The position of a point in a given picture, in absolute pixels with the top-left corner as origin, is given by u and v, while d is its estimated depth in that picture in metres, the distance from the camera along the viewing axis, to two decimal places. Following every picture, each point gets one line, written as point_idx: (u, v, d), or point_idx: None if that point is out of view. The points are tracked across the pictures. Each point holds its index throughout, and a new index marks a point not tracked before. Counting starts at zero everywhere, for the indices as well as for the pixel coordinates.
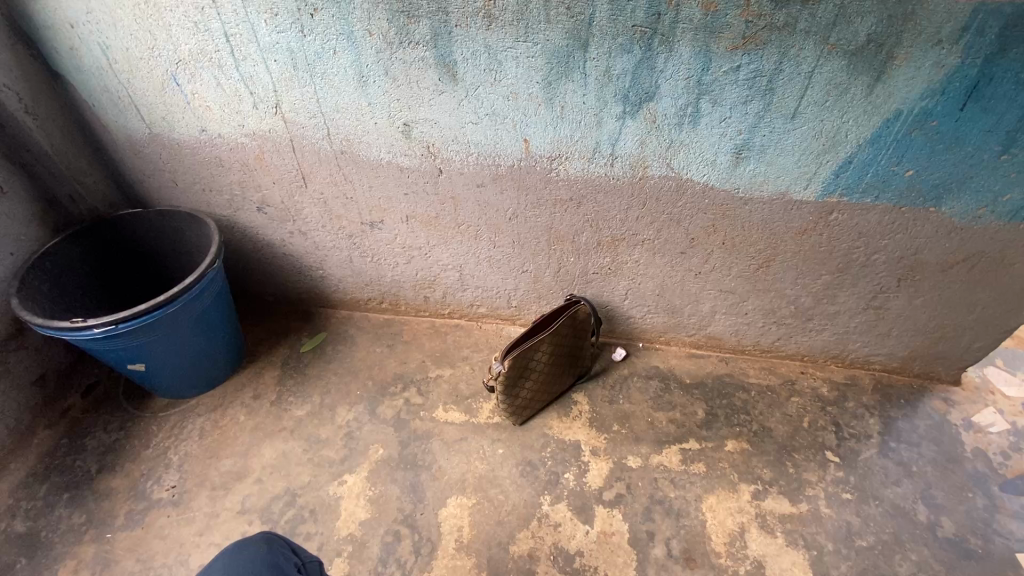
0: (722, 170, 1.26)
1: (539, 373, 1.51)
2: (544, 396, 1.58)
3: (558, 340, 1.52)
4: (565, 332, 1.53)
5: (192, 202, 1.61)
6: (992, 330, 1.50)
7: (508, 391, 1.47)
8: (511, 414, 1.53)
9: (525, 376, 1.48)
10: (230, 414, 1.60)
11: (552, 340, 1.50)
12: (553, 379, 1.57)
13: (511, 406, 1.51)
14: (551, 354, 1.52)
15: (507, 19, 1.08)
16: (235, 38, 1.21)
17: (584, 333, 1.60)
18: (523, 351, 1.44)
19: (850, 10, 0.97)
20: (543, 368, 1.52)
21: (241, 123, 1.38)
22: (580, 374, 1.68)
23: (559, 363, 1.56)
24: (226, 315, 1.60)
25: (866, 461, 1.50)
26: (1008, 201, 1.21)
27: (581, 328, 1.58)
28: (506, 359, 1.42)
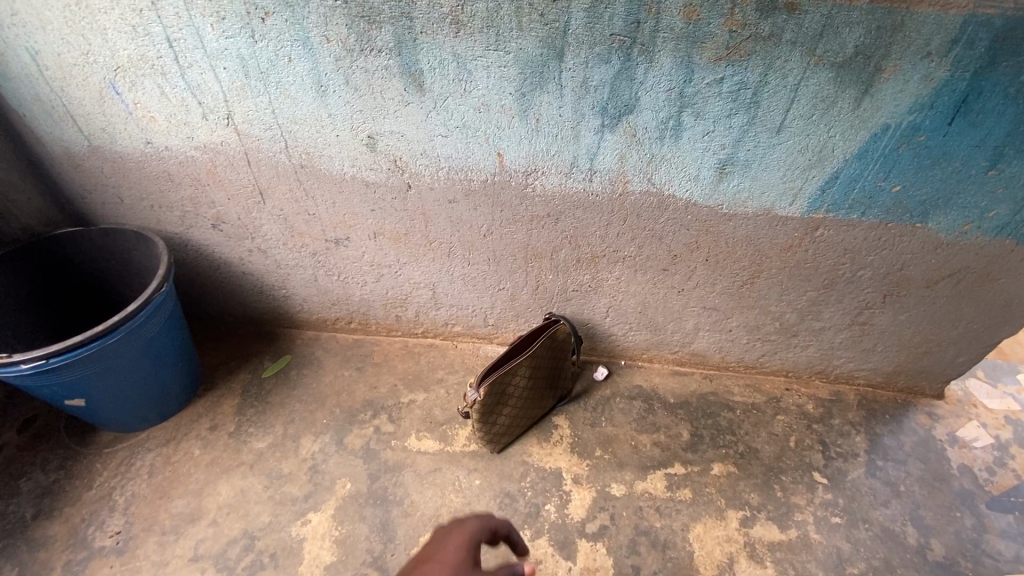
0: (706, 185, 1.20)
1: (518, 396, 1.43)
2: (523, 421, 1.50)
3: (537, 360, 1.44)
4: (543, 351, 1.45)
5: (140, 220, 1.49)
6: (976, 344, 1.48)
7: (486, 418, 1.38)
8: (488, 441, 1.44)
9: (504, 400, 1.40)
10: (184, 448, 1.48)
11: (531, 360, 1.42)
12: (531, 403, 1.49)
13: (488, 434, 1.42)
14: (528, 376, 1.43)
15: (476, 26, 1.01)
16: (179, 42, 1.11)
17: (562, 353, 1.53)
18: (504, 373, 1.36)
19: (838, 21, 0.92)
20: (523, 390, 1.44)
21: (190, 135, 1.27)
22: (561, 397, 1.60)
23: (538, 387, 1.48)
24: (178, 341, 1.49)
25: (854, 482, 1.46)
26: (995, 217, 1.18)
27: (559, 348, 1.51)
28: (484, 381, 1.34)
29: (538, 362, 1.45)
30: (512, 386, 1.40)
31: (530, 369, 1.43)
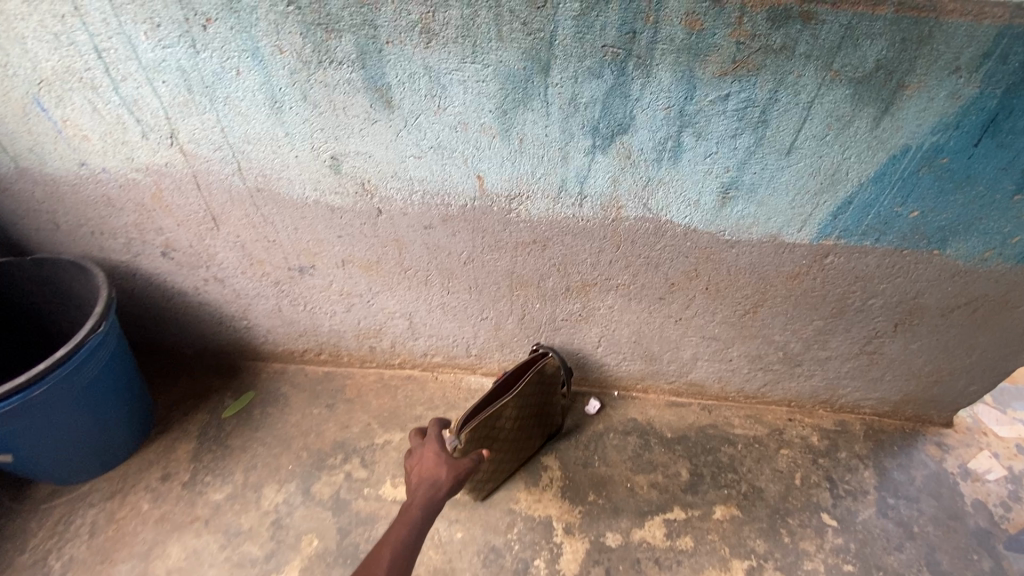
0: (707, 211, 1.09)
1: (503, 439, 1.30)
2: (509, 464, 1.37)
3: (523, 399, 1.31)
4: (530, 388, 1.33)
5: (80, 248, 1.34)
6: (990, 373, 1.39)
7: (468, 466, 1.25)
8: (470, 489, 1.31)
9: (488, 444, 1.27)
10: (132, 502, 1.33)
11: (517, 399, 1.29)
12: (518, 445, 1.36)
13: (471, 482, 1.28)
14: (514, 417, 1.31)
15: (450, 36, 0.88)
16: (110, 53, 0.97)
17: (551, 389, 1.40)
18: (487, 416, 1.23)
19: (859, 32, 0.81)
20: (508, 432, 1.31)
21: (130, 156, 1.13)
22: (549, 435, 1.47)
23: (525, 427, 1.36)
24: (124, 382, 1.34)
25: (865, 523, 1.36)
26: (1018, 243, 1.09)
27: (547, 384, 1.38)
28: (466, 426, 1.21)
29: (525, 401, 1.32)
30: (497, 428, 1.27)
31: (516, 409, 1.30)
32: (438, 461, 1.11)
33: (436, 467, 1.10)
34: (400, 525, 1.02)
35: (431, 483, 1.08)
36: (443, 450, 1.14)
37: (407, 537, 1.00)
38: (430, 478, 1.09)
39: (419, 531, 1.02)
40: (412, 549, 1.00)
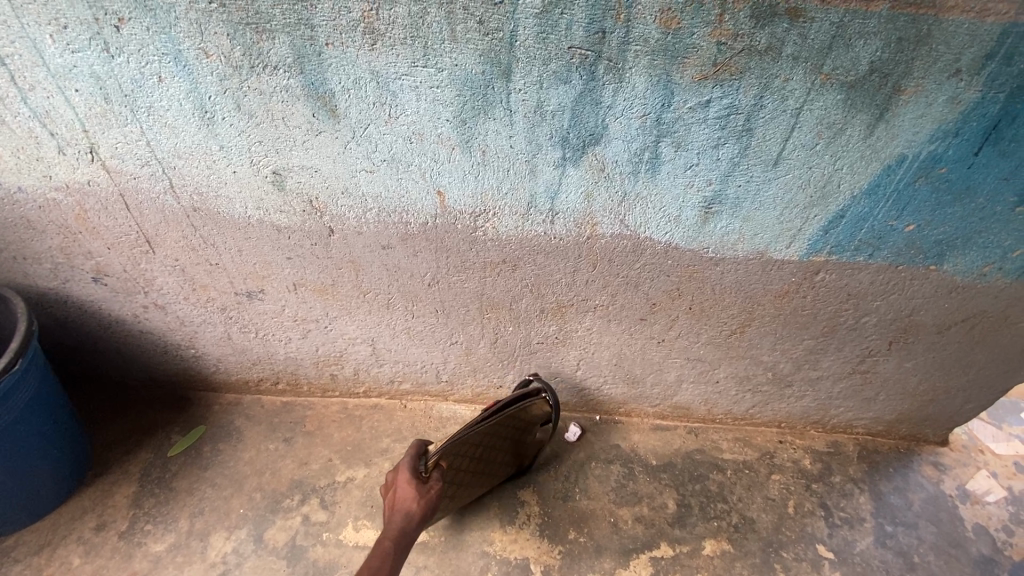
0: (689, 227, 1.00)
1: (467, 470, 1.16)
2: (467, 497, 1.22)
3: (499, 432, 1.16)
4: (511, 421, 1.16)
5: (1, 274, 1.20)
6: (987, 390, 1.33)
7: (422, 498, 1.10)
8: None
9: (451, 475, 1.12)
10: (61, 557, 1.19)
11: (492, 432, 1.14)
12: (481, 477, 1.22)
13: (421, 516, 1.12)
14: (483, 448, 1.16)
15: (397, 37, 0.78)
16: (12, 58, 0.85)
17: (532, 423, 1.25)
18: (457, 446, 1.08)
19: (851, 31, 0.73)
20: (472, 463, 1.16)
21: (46, 173, 1.00)
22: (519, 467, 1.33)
23: (493, 458, 1.21)
24: (52, 423, 1.21)
25: (863, 555, 1.28)
26: (1019, 257, 1.02)
27: (530, 419, 1.22)
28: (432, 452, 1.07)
29: (501, 433, 1.17)
30: (462, 457, 1.13)
31: (489, 440, 1.15)
32: (416, 491, 1.07)
33: (411, 494, 1.06)
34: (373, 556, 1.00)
35: (408, 511, 1.05)
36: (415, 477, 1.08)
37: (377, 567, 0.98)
38: (408, 505, 1.05)
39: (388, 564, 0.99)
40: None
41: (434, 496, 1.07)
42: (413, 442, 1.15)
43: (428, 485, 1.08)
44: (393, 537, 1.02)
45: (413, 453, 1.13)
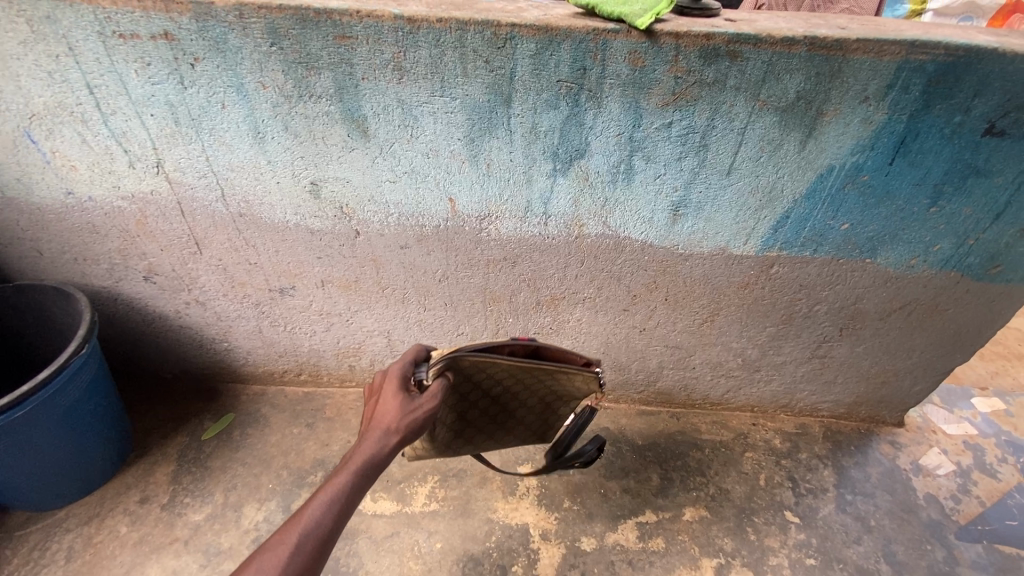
0: (661, 227, 1.19)
1: (481, 410, 1.08)
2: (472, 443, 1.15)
3: (528, 382, 1.04)
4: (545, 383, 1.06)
5: (62, 273, 1.37)
6: (931, 373, 1.51)
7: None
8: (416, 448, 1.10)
9: (460, 406, 1.04)
10: (109, 525, 1.32)
11: (519, 381, 1.03)
12: (493, 427, 1.14)
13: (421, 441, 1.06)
14: (503, 392, 1.05)
15: (420, 73, 0.97)
16: (101, 88, 1.03)
17: (571, 395, 1.13)
18: (473, 371, 0.96)
19: (778, 68, 0.93)
20: (488, 408, 1.08)
21: (116, 184, 1.18)
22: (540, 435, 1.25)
23: (512, 412, 1.12)
24: (104, 406, 1.36)
25: (825, 519, 1.44)
26: (939, 251, 1.21)
27: (569, 390, 1.10)
28: (438, 359, 0.91)
29: (529, 387, 1.06)
30: (477, 390, 1.02)
31: (513, 386, 1.04)
32: (399, 405, 0.84)
33: (394, 407, 0.83)
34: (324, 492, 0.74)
35: (380, 440, 0.80)
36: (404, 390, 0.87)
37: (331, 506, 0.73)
38: (381, 431, 0.81)
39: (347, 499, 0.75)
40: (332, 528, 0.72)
41: (421, 415, 0.85)
42: (417, 345, 0.98)
43: (417, 401, 0.86)
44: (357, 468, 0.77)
45: (413, 356, 0.94)
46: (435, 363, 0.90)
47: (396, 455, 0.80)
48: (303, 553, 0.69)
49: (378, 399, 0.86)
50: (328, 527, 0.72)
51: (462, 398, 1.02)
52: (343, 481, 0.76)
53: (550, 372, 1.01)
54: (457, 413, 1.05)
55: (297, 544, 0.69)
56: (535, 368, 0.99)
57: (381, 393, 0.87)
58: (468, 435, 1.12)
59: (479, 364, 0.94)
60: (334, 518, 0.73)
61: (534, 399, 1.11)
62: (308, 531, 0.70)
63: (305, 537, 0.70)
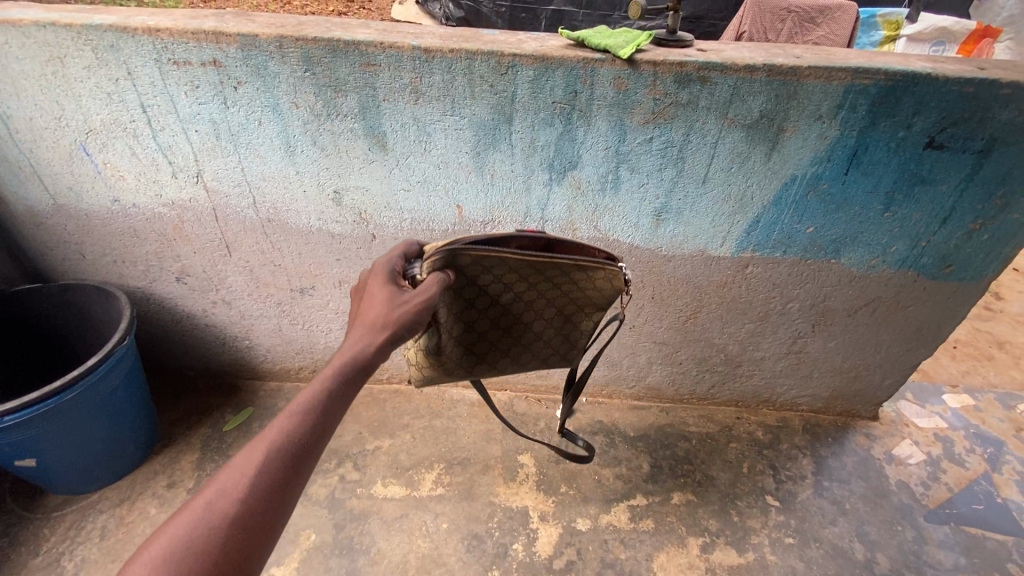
0: (646, 231, 1.33)
1: (490, 320, 0.98)
2: (485, 366, 1.04)
3: (543, 283, 0.96)
4: (560, 284, 0.97)
5: (102, 274, 1.50)
6: (899, 367, 1.63)
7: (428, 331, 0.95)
8: (423, 368, 1.00)
9: (467, 315, 0.95)
10: (140, 507, 1.43)
11: (532, 282, 0.95)
12: (508, 344, 1.03)
13: (430, 356, 0.98)
14: (515, 298, 0.96)
15: (433, 95, 1.12)
16: (153, 108, 1.17)
17: (591, 302, 1.03)
18: (477, 268, 0.89)
19: (742, 91, 1.08)
20: (500, 319, 0.98)
21: (159, 193, 1.32)
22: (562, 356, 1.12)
23: (526, 324, 1.01)
24: (137, 397, 1.47)
25: (803, 503, 1.55)
26: (896, 252, 1.35)
27: (589, 293, 1.00)
28: (432, 251, 0.84)
29: (543, 290, 0.97)
30: (484, 294, 0.93)
31: (527, 289, 0.96)
32: (387, 298, 0.74)
33: (380, 299, 0.74)
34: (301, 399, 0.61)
35: (363, 338, 0.69)
36: (391, 281, 0.78)
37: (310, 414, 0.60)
38: (365, 327, 0.70)
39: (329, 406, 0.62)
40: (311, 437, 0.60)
41: (412, 309, 0.74)
42: (408, 241, 0.92)
43: (406, 294, 0.75)
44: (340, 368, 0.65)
45: (403, 252, 0.88)
46: (431, 255, 0.84)
47: (385, 355, 0.69)
48: (275, 465, 0.56)
49: (364, 293, 0.77)
50: (304, 438, 0.59)
51: (467, 304, 0.93)
52: (319, 387, 0.63)
53: (564, 266, 0.93)
54: (464, 325, 0.96)
55: (264, 459, 0.56)
56: (545, 263, 0.92)
57: (367, 287, 0.78)
58: (478, 354, 1.02)
59: (482, 258, 0.88)
60: (313, 427, 0.60)
61: (550, 307, 1.01)
62: (278, 443, 0.57)
63: (274, 452, 0.56)
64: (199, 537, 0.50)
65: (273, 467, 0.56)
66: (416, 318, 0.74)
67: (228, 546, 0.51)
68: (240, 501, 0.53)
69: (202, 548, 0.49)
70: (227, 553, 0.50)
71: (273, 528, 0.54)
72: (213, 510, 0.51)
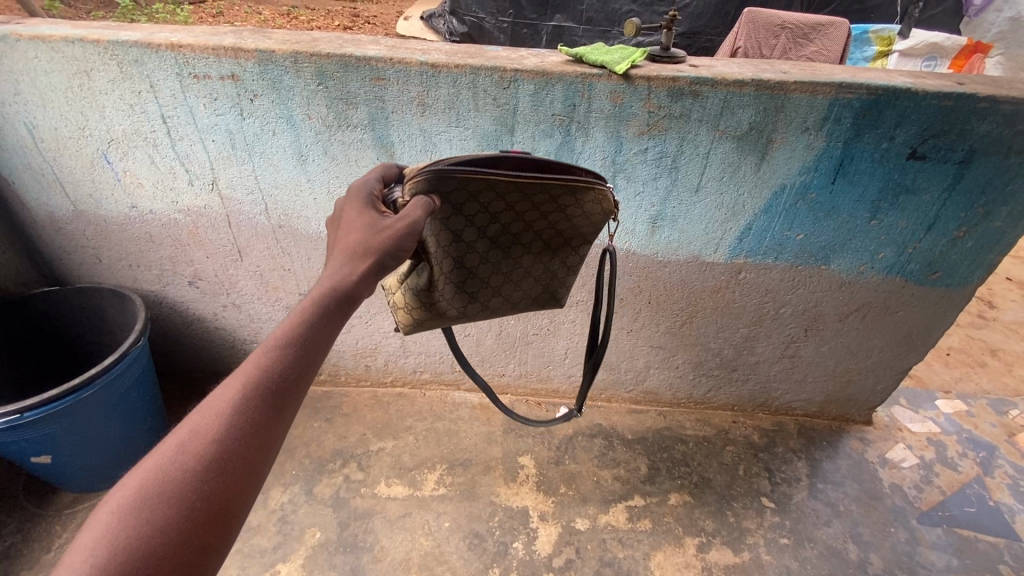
0: (642, 237, 1.38)
1: (482, 258, 0.84)
2: (481, 312, 0.91)
3: (533, 216, 0.82)
4: (554, 213, 0.82)
5: (117, 278, 1.56)
6: (891, 372, 1.67)
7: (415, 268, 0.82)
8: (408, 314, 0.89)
9: (455, 253, 0.81)
10: None
11: (523, 215, 0.81)
12: (502, 286, 0.89)
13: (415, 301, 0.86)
14: (506, 230, 0.82)
15: (439, 107, 1.18)
16: (172, 119, 1.23)
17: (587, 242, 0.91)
18: (463, 193, 0.75)
19: (732, 104, 1.14)
20: (490, 257, 0.84)
21: (175, 200, 1.38)
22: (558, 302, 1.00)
23: (520, 264, 0.88)
24: (149, 397, 1.52)
25: (798, 505, 1.58)
26: (883, 259, 1.40)
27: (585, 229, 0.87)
28: (414, 172, 0.71)
29: (536, 220, 0.82)
30: (470, 226, 0.79)
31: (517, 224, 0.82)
32: (367, 223, 0.62)
33: (358, 225, 0.62)
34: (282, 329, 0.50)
35: (348, 261, 0.58)
36: (371, 205, 0.66)
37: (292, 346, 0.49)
38: (346, 251, 0.58)
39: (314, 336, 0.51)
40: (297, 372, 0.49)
41: (394, 237, 0.61)
42: (387, 162, 0.79)
43: (387, 221, 0.63)
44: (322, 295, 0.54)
45: (381, 173, 0.74)
46: (413, 176, 0.70)
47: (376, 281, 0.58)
48: (256, 404, 0.46)
49: (339, 220, 0.65)
50: (287, 370, 0.48)
51: (454, 238, 0.80)
52: (300, 313, 0.52)
53: (557, 193, 0.79)
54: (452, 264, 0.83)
55: (242, 396, 0.46)
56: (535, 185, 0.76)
57: (342, 213, 0.66)
58: (472, 299, 0.88)
59: (468, 182, 0.74)
60: (296, 361, 0.49)
61: (542, 242, 0.87)
62: (256, 377, 0.47)
63: (252, 387, 0.46)
64: (168, 486, 0.40)
65: (252, 404, 0.46)
66: (397, 245, 0.61)
67: (206, 495, 0.41)
68: (214, 446, 0.43)
69: (173, 499, 0.40)
70: (206, 505, 0.41)
71: (260, 473, 0.45)
72: (181, 456, 0.42)
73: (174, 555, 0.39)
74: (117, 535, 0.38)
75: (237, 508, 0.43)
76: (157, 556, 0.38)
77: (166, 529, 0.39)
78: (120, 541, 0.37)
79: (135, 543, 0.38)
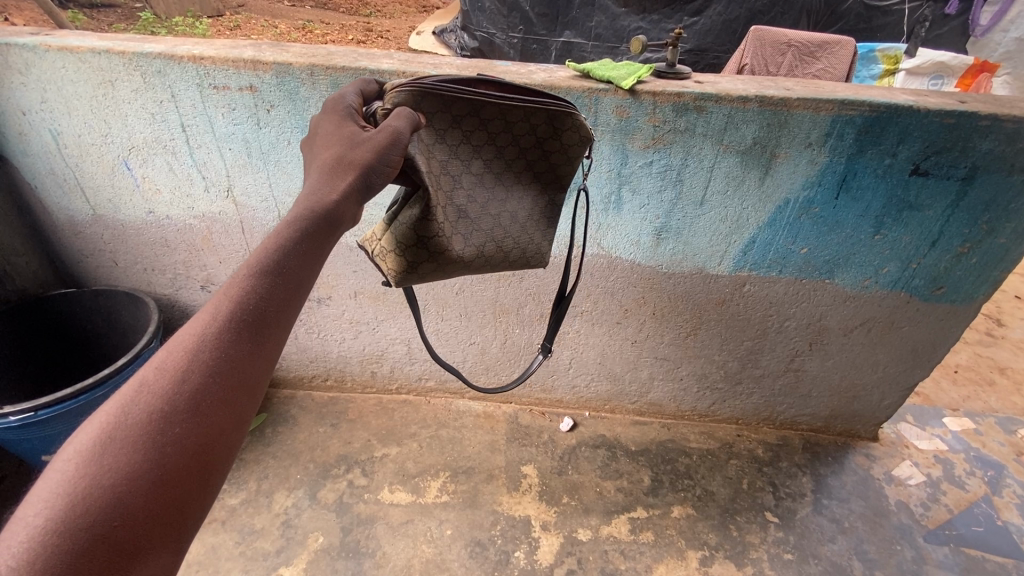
0: (645, 249, 1.40)
1: (468, 195, 0.84)
2: (478, 258, 0.88)
3: (514, 149, 0.85)
4: (530, 148, 0.86)
5: (132, 281, 1.60)
6: (897, 388, 1.67)
7: (409, 201, 0.80)
8: (399, 261, 0.84)
9: (445, 185, 0.81)
10: None
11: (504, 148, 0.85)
12: (494, 228, 0.88)
13: (408, 242, 0.82)
14: (488, 164, 0.85)
15: None
16: (191, 127, 1.27)
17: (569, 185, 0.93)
18: (446, 118, 0.78)
19: (736, 120, 1.17)
20: (477, 192, 0.85)
21: (190, 207, 1.42)
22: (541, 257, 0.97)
23: (505, 206, 0.88)
24: None
25: (802, 520, 1.57)
26: (887, 273, 1.40)
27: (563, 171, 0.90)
28: (398, 86, 0.73)
29: (514, 155, 0.86)
30: (455, 157, 0.82)
31: (500, 158, 0.85)
32: (347, 137, 0.61)
33: (336, 140, 0.60)
34: (251, 259, 0.47)
35: (326, 182, 0.55)
36: (355, 119, 0.66)
37: (263, 279, 0.46)
38: (325, 172, 0.56)
39: (289, 264, 0.48)
40: (271, 303, 0.46)
41: (373, 149, 0.59)
42: (365, 80, 0.78)
43: (366, 134, 0.61)
44: (297, 223, 0.50)
45: (358, 89, 0.74)
46: (396, 89, 0.73)
47: (353, 204, 0.55)
48: (227, 341, 0.43)
49: (316, 136, 0.63)
50: (261, 307, 0.45)
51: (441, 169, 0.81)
52: (273, 244, 0.48)
53: (536, 123, 0.84)
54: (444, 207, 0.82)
55: (210, 333, 0.43)
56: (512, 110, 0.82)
57: (319, 128, 0.64)
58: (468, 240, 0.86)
59: (448, 103, 0.77)
60: (270, 292, 0.46)
61: (526, 180, 0.89)
62: (225, 312, 0.44)
63: (223, 327, 0.43)
64: (132, 431, 0.38)
65: (224, 344, 0.43)
66: (379, 158, 0.58)
67: (178, 439, 0.39)
68: (182, 388, 0.40)
69: (139, 443, 0.38)
70: (178, 445, 0.39)
71: (236, 416, 0.43)
72: (143, 397, 0.39)
73: (146, 504, 0.37)
74: (77, 484, 0.35)
75: (214, 454, 0.41)
76: (126, 506, 0.36)
77: (130, 475, 0.37)
78: (80, 490, 0.35)
79: (98, 492, 0.35)
